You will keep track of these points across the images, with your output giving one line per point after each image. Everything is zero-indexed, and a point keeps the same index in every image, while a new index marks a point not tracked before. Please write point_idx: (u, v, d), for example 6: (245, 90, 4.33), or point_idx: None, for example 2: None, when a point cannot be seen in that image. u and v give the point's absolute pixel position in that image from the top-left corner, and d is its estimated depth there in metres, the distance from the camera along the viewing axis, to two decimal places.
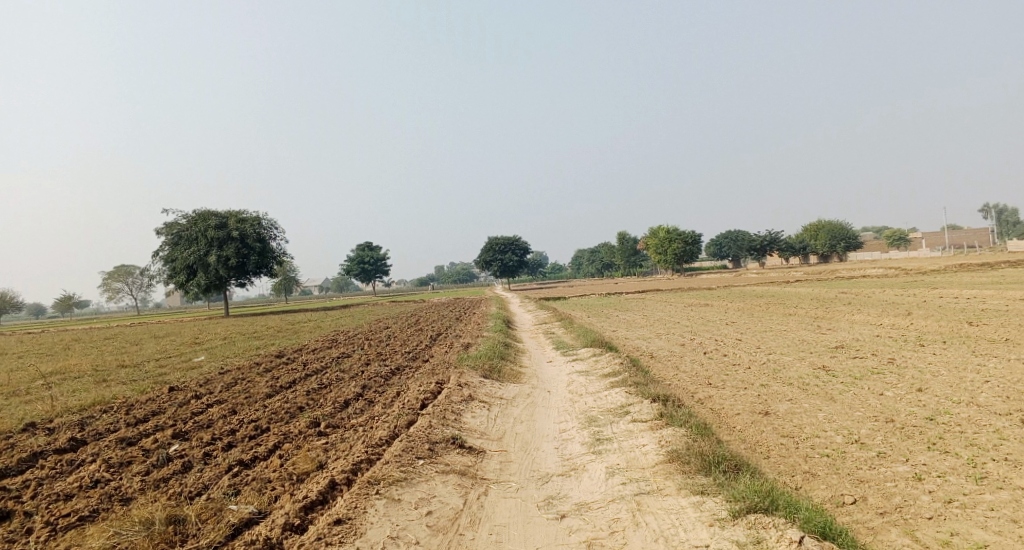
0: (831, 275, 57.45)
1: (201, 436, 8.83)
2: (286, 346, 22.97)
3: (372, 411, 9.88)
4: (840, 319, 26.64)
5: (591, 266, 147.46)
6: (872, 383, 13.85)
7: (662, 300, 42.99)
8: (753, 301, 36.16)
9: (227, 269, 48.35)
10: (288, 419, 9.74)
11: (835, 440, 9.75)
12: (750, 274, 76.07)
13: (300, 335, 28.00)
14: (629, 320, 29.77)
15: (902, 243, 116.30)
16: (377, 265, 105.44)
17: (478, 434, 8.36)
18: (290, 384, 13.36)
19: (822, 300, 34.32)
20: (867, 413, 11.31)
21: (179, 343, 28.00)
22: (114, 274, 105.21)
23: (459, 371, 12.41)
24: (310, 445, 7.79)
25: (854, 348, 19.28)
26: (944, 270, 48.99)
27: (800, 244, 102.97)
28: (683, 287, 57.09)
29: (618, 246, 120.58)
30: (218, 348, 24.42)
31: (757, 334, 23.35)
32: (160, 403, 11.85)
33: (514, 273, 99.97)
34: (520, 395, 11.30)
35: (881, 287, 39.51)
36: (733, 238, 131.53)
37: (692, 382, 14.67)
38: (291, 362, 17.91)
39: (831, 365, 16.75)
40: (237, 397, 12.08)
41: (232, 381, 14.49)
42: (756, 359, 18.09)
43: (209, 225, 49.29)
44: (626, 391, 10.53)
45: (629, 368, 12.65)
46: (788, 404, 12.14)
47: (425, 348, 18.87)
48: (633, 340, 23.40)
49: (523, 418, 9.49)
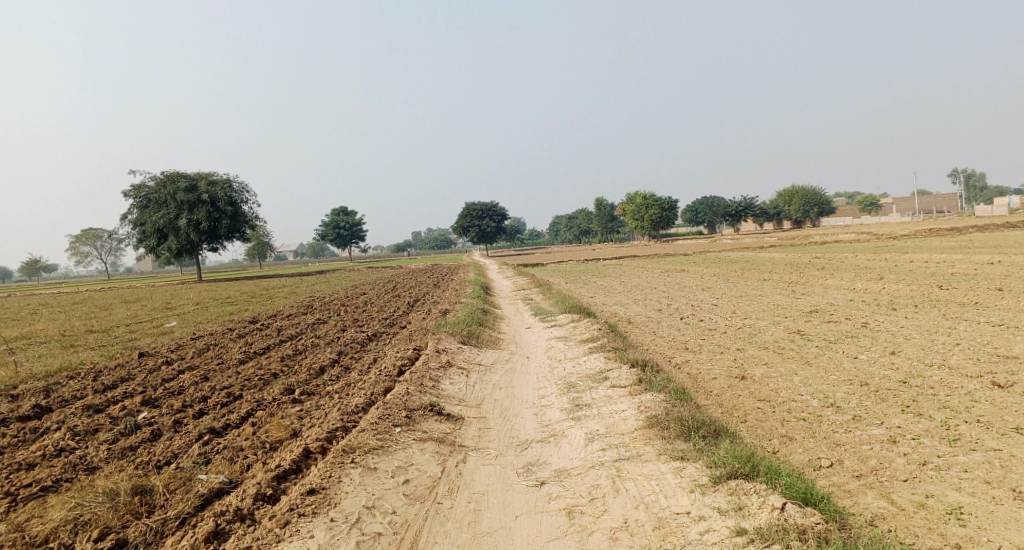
0: (805, 240, 58.09)
1: (171, 403, 8.59)
2: (260, 312, 22.59)
3: (348, 377, 9.71)
4: (815, 284, 26.94)
5: (569, 232, 147.49)
6: (847, 347, 14.01)
7: (640, 265, 43.14)
8: (729, 267, 36.40)
9: (199, 233, 47.35)
10: (262, 385, 9.53)
11: (811, 404, 9.83)
12: (726, 239, 76.59)
13: (275, 300, 27.55)
14: (607, 286, 29.85)
15: (874, 209, 117.90)
16: (353, 230, 104.29)
17: (456, 400, 8.25)
18: (264, 351, 13.10)
19: (797, 264, 34.69)
20: (842, 376, 11.44)
21: (150, 309, 27.47)
22: (83, 238, 102.71)
23: (437, 337, 12.26)
24: (284, 413, 7.61)
25: (828, 312, 19.51)
26: (914, 235, 49.75)
27: (774, 210, 103.85)
28: (659, 253, 57.36)
29: (595, 211, 120.60)
30: (190, 313, 23.97)
31: (733, 299, 23.51)
32: (130, 369, 11.54)
33: (492, 238, 99.59)
34: (498, 361, 11.20)
35: (854, 252, 40.04)
36: (709, 204, 132.08)
37: (669, 347, 14.71)
38: (265, 328, 17.60)
39: (806, 328, 16.93)
40: (209, 364, 11.82)
41: (204, 347, 14.19)
42: (733, 324, 18.23)
43: (179, 187, 48.06)
44: (605, 356, 10.48)
45: (608, 333, 12.61)
46: (764, 368, 12.22)
47: (402, 314, 18.68)
48: (610, 305, 23.46)
49: (502, 384, 9.41)
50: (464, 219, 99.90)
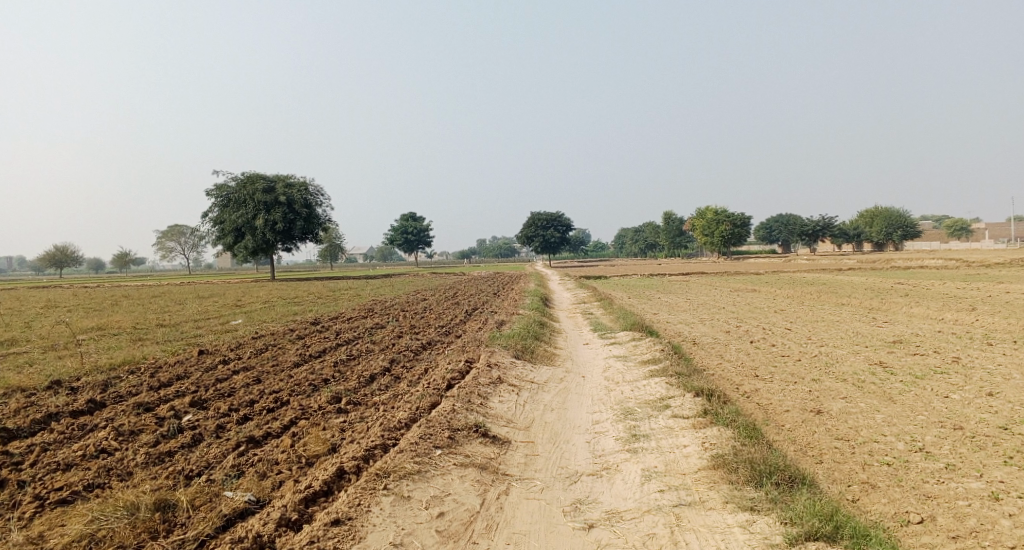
0: (886, 264, 54.98)
1: (219, 405, 8.49)
2: (323, 313, 22.78)
3: (397, 388, 9.43)
4: (898, 312, 25.16)
5: (635, 246, 145.28)
6: (936, 384, 12.78)
7: (708, 283, 41.78)
8: (803, 289, 34.65)
9: (274, 233, 48.88)
10: (311, 392, 9.36)
11: (896, 447, 8.88)
12: (800, 260, 73.51)
13: (339, 302, 27.89)
14: (672, 303, 28.85)
15: (964, 233, 111.21)
16: (421, 236, 105.85)
17: (504, 421, 7.80)
18: (319, 354, 13.01)
19: (878, 290, 32.70)
20: (931, 417, 10.37)
21: (222, 305, 28.27)
22: (169, 233, 108.24)
23: (491, 350, 11.84)
24: (326, 424, 7.36)
25: (913, 343, 18.06)
26: (1009, 264, 46.27)
27: (854, 231, 99.23)
28: (728, 271, 55.50)
29: (664, 226, 118.33)
30: (256, 312, 24.46)
31: (807, 324, 22.17)
32: (187, 367, 11.61)
33: (557, 250, 99.18)
34: (552, 379, 10.68)
35: (941, 279, 37.49)
36: (783, 222, 127.67)
37: (737, 374, 13.81)
38: (324, 330, 17.61)
39: (888, 361, 15.64)
40: (264, 365, 11.79)
41: (263, 347, 14.26)
42: (807, 351, 17.05)
43: (257, 188, 49.81)
44: (667, 382, 9.81)
45: (671, 356, 11.89)
46: (842, 403, 11.24)
47: (459, 323, 18.37)
48: (675, 324, 22.56)
49: (554, 405, 8.89)
50: (530, 229, 99.76)
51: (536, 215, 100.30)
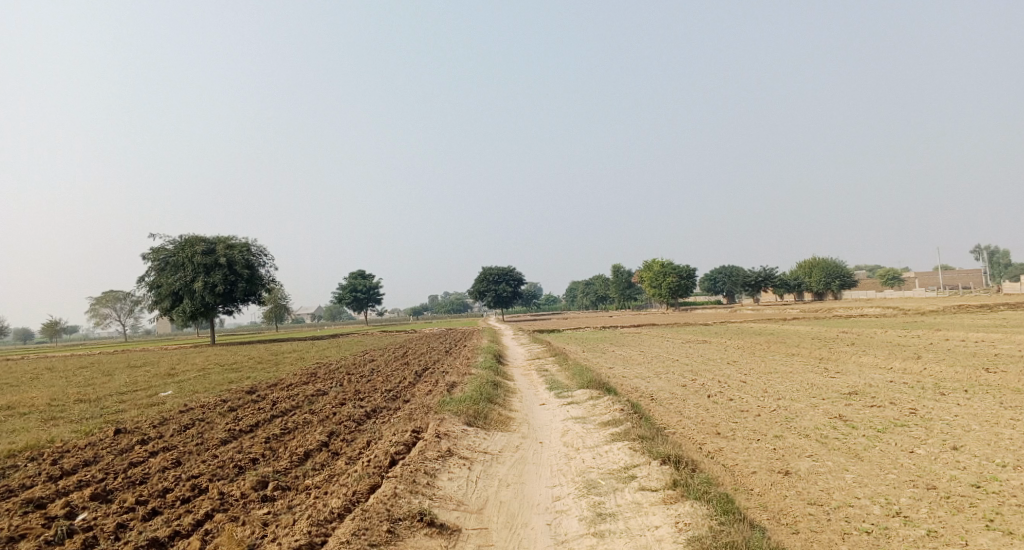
0: (828, 312, 56.35)
1: (125, 497, 7.38)
2: (261, 380, 21.39)
3: (333, 467, 8.50)
4: (848, 361, 25.26)
5: (586, 299, 146.03)
6: (898, 438, 12.46)
7: (660, 335, 41.72)
8: (753, 339, 34.77)
9: (214, 295, 46.87)
10: (236, 475, 8.33)
11: (873, 511, 8.38)
12: (746, 310, 74.86)
13: (280, 367, 26.41)
14: (626, 357, 28.42)
15: (896, 282, 116.06)
16: (370, 294, 103.95)
17: (453, 504, 6.95)
18: (251, 428, 11.87)
19: (825, 339, 33.07)
20: (902, 475, 9.94)
21: (152, 374, 26.40)
22: (103, 298, 103.56)
23: (440, 418, 10.96)
24: (246, 518, 6.40)
25: (869, 394, 17.93)
26: (943, 311, 47.94)
27: (794, 281, 102.31)
28: (677, 323, 55.95)
29: (613, 279, 119.62)
30: (189, 381, 22.83)
31: (762, 376, 21.93)
32: (97, 450, 10.33)
33: (508, 305, 98.70)
34: (507, 449, 9.87)
35: (882, 327, 38.30)
36: (728, 273, 130.82)
37: (698, 432, 13.22)
38: (260, 400, 16.32)
39: (848, 414, 15.34)
40: (187, 444, 10.62)
41: (189, 422, 12.99)
42: (766, 405, 16.67)
43: (196, 250, 48.03)
44: (630, 447, 9.13)
45: (632, 417, 11.23)
46: (810, 462, 10.75)
47: (407, 387, 17.37)
48: (630, 379, 22.03)
49: (510, 479, 8.09)
50: (481, 285, 99.27)
51: (487, 270, 100.06)
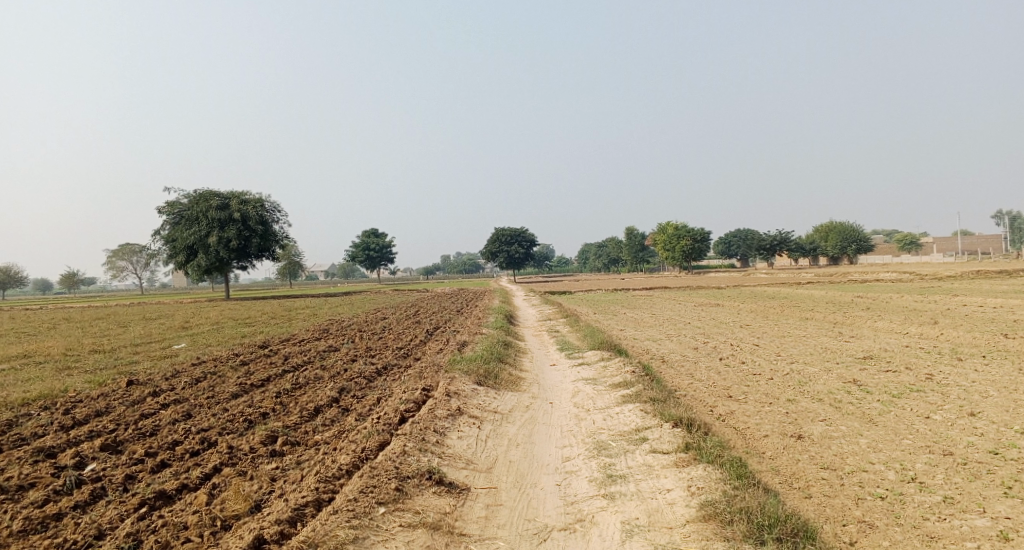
0: (843, 277, 55.78)
1: (134, 449, 7.39)
2: (273, 335, 21.53)
3: (343, 423, 8.47)
4: (862, 326, 24.96)
5: (598, 261, 145.67)
6: (914, 403, 12.27)
7: (673, 298, 41.49)
8: (766, 303, 34.46)
9: (228, 251, 47.04)
10: (245, 429, 8.32)
11: (888, 477, 8.25)
12: (760, 274, 74.23)
13: (293, 323, 26.58)
14: (637, 319, 28.29)
15: (913, 247, 114.49)
16: (383, 252, 104.12)
17: (462, 463, 6.88)
18: (262, 383, 11.86)
19: (839, 304, 32.72)
20: (917, 441, 9.79)
21: (166, 328, 26.60)
22: (120, 253, 104.65)
23: (450, 376, 10.89)
24: (254, 473, 6.38)
25: (884, 359, 17.70)
26: (960, 277, 47.24)
27: (810, 246, 101.15)
28: (690, 285, 55.68)
29: (626, 241, 118.90)
30: (203, 334, 23.05)
31: (775, 340, 21.71)
32: (110, 401, 10.37)
33: (520, 265, 98.55)
34: (518, 409, 9.78)
35: (898, 292, 37.81)
36: (742, 237, 129.60)
37: (709, 395, 13.11)
38: (272, 355, 16.42)
39: (862, 379, 15.14)
40: (199, 397, 10.64)
41: (202, 376, 13.01)
42: (779, 369, 16.52)
43: (210, 205, 48.03)
44: (641, 409, 9.02)
45: (644, 379, 11.11)
46: (823, 426, 10.61)
47: (418, 345, 17.37)
48: (642, 341, 21.91)
49: (520, 439, 8.01)
50: (494, 245, 98.99)
51: (499, 231, 99.69)
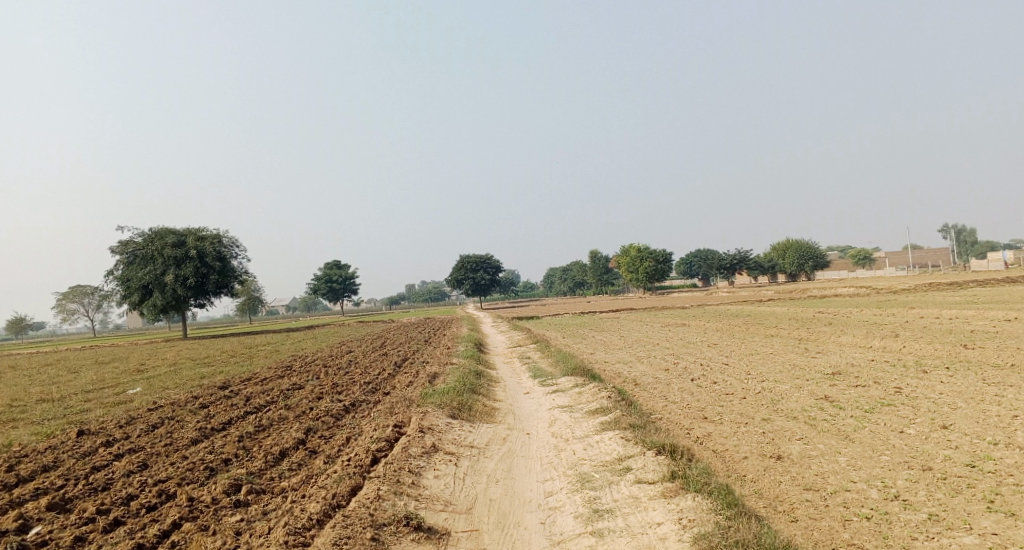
0: (803, 293, 56.99)
1: (85, 507, 6.84)
2: (235, 374, 20.76)
3: (311, 467, 8.05)
4: (827, 341, 25.28)
5: (563, 285, 146.23)
6: (887, 418, 12.31)
7: (639, 319, 41.65)
8: (732, 321, 34.79)
9: (185, 289, 45.74)
10: (207, 479, 7.82)
11: (872, 495, 8.17)
12: (722, 292, 75.35)
13: (255, 360, 25.72)
14: (606, 342, 28.22)
15: (867, 262, 117.79)
16: (346, 284, 102.74)
17: (440, 505, 6.55)
18: (223, 426, 11.30)
19: (802, 319, 33.20)
20: (895, 456, 9.78)
21: (121, 371, 25.52)
22: (71, 294, 101.11)
23: (422, 411, 10.52)
24: (217, 527, 5.93)
25: (852, 374, 17.87)
26: (915, 289, 48.55)
27: (769, 263, 103.23)
28: (655, 306, 56.11)
29: (590, 265, 119.80)
30: (159, 377, 22.10)
31: (744, 359, 21.80)
32: (58, 454, 9.71)
33: (486, 293, 98.22)
34: (494, 442, 9.47)
35: (857, 306, 38.61)
36: (703, 257, 131.77)
37: (685, 417, 12.95)
38: (234, 395, 15.75)
39: (834, 395, 15.19)
40: (156, 445, 10.04)
41: (158, 421, 12.35)
42: (750, 388, 16.52)
43: (166, 242, 46.75)
44: (621, 437, 8.79)
45: (621, 404, 10.90)
46: (801, 445, 10.54)
47: (387, 378, 16.91)
48: (613, 364, 21.77)
49: (499, 475, 7.70)
50: (458, 273, 98.59)
51: (464, 258, 99.40)
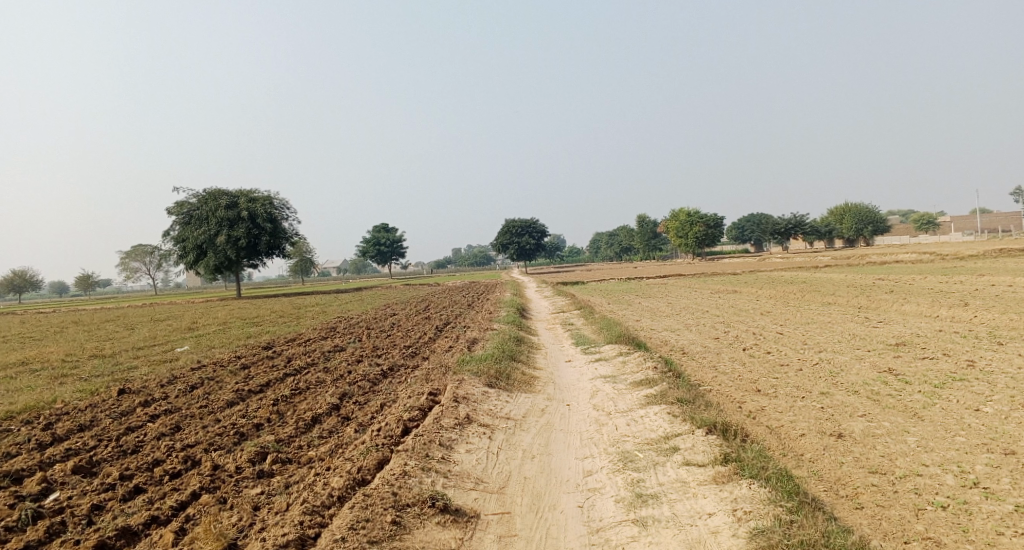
0: (861, 259, 54.51)
1: (109, 471, 6.67)
2: (279, 335, 20.85)
3: (342, 435, 7.74)
4: (889, 310, 23.87)
5: (609, 249, 144.41)
6: (959, 394, 11.33)
7: (688, 285, 40.51)
8: (785, 288, 33.38)
9: (237, 250, 46.56)
10: (234, 445, 7.57)
11: (949, 481, 7.40)
12: (774, 258, 72.77)
13: (301, 322, 25.85)
14: (653, 308, 27.39)
15: (930, 227, 112.19)
16: (394, 247, 103.56)
17: (471, 483, 6.13)
18: (260, 389, 11.13)
19: (862, 287, 31.56)
20: (972, 437, 8.91)
21: (174, 330, 26.05)
22: (133, 254, 105.02)
23: (458, 379, 10.12)
24: (235, 499, 5.66)
25: (919, 345, 16.69)
26: (984, 256, 45.79)
27: (825, 228, 99.33)
28: (704, 272, 54.65)
29: (638, 229, 117.61)
30: (208, 336, 22.41)
31: (800, 328, 20.72)
32: (96, 414, 9.67)
33: (532, 256, 97.61)
34: (532, 413, 9.00)
35: (921, 273, 36.52)
36: (755, 221, 127.86)
37: (736, 389, 12.22)
38: (275, 357, 15.69)
39: (898, 367, 14.18)
40: (192, 407, 9.92)
41: (198, 382, 12.29)
42: (807, 359, 15.59)
43: (219, 204, 47.54)
44: (668, 413, 8.18)
45: (667, 376, 10.26)
46: (865, 423, 9.74)
47: (427, 342, 16.63)
48: (660, 332, 21.03)
49: (535, 450, 7.23)
50: (504, 236, 98.24)
51: (510, 222, 98.78)
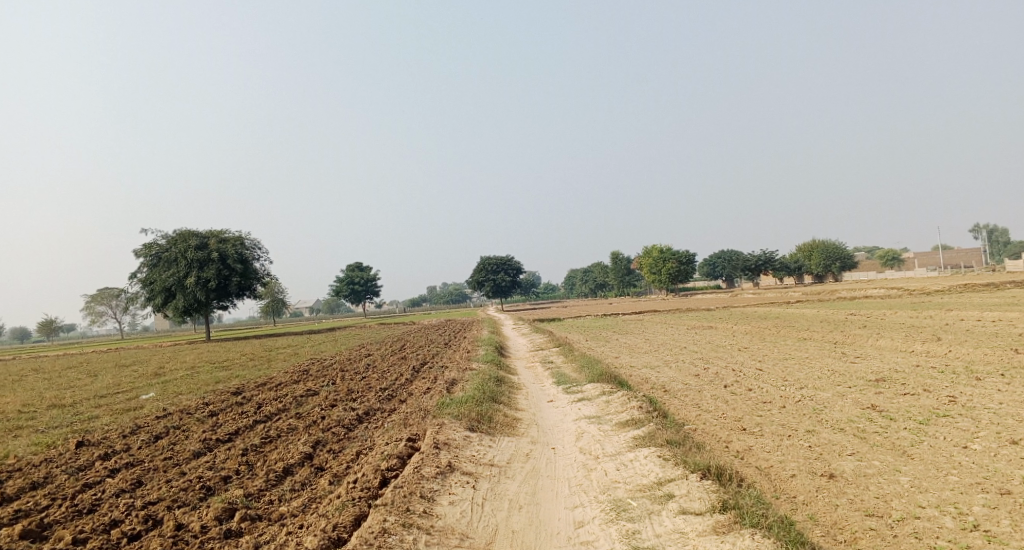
0: (831, 295, 55.28)
1: (61, 535, 6.13)
2: (250, 379, 20.11)
3: (315, 488, 7.28)
4: (865, 345, 23.97)
5: (584, 287, 144.99)
6: (945, 430, 11.20)
7: (664, 321, 40.54)
8: (760, 324, 33.49)
9: (207, 291, 45.56)
10: (200, 501, 7.07)
11: (948, 524, 7.18)
12: (746, 294, 73.51)
13: (272, 364, 25.08)
14: (631, 345, 27.18)
15: (895, 262, 114.82)
16: (368, 286, 102.56)
17: (455, 539, 5.76)
18: (228, 438, 10.56)
19: (835, 322, 31.82)
20: (965, 476, 8.73)
21: (139, 375, 25.03)
22: (98, 297, 102.32)
23: (438, 423, 9.71)
24: None
25: (899, 380, 16.66)
26: (950, 290, 46.75)
27: (795, 264, 100.98)
28: (678, 308, 54.91)
29: (612, 266, 118.39)
30: (174, 381, 21.53)
31: (779, 364, 20.64)
32: (50, 470, 9.02)
33: (507, 295, 97.36)
34: (517, 458, 8.62)
35: (891, 308, 37.03)
36: (726, 258, 129.72)
37: (722, 429, 11.96)
38: (245, 403, 15.05)
39: (881, 403, 14.08)
40: (155, 459, 9.33)
41: (163, 432, 11.65)
42: (789, 395, 15.43)
43: (189, 244, 46.63)
44: (658, 456, 7.88)
45: (653, 416, 9.97)
46: (856, 462, 9.52)
47: (404, 384, 16.14)
48: (639, 369, 20.76)
49: (522, 500, 6.86)
50: (479, 275, 98.05)
51: (484, 260, 98.69)
